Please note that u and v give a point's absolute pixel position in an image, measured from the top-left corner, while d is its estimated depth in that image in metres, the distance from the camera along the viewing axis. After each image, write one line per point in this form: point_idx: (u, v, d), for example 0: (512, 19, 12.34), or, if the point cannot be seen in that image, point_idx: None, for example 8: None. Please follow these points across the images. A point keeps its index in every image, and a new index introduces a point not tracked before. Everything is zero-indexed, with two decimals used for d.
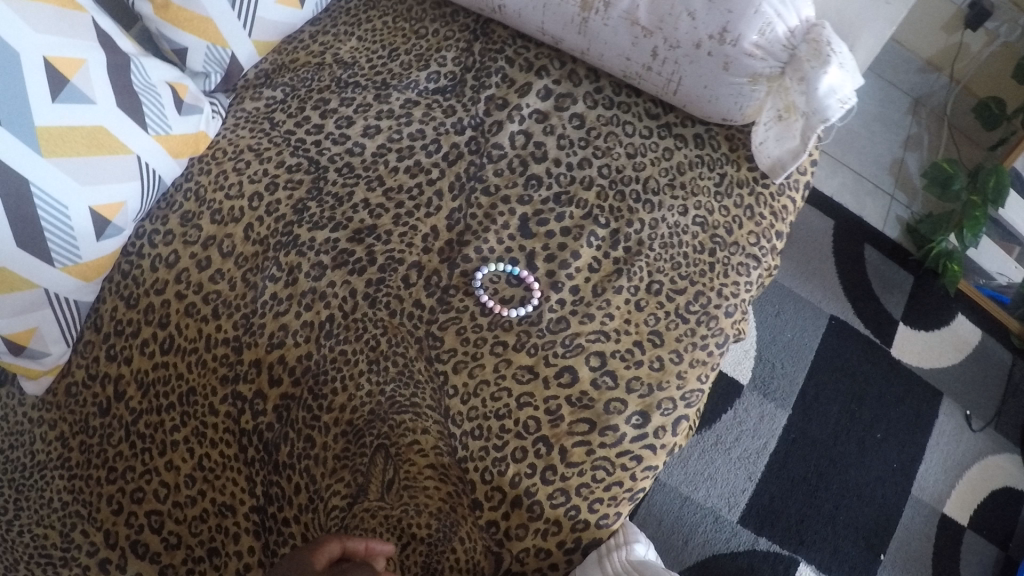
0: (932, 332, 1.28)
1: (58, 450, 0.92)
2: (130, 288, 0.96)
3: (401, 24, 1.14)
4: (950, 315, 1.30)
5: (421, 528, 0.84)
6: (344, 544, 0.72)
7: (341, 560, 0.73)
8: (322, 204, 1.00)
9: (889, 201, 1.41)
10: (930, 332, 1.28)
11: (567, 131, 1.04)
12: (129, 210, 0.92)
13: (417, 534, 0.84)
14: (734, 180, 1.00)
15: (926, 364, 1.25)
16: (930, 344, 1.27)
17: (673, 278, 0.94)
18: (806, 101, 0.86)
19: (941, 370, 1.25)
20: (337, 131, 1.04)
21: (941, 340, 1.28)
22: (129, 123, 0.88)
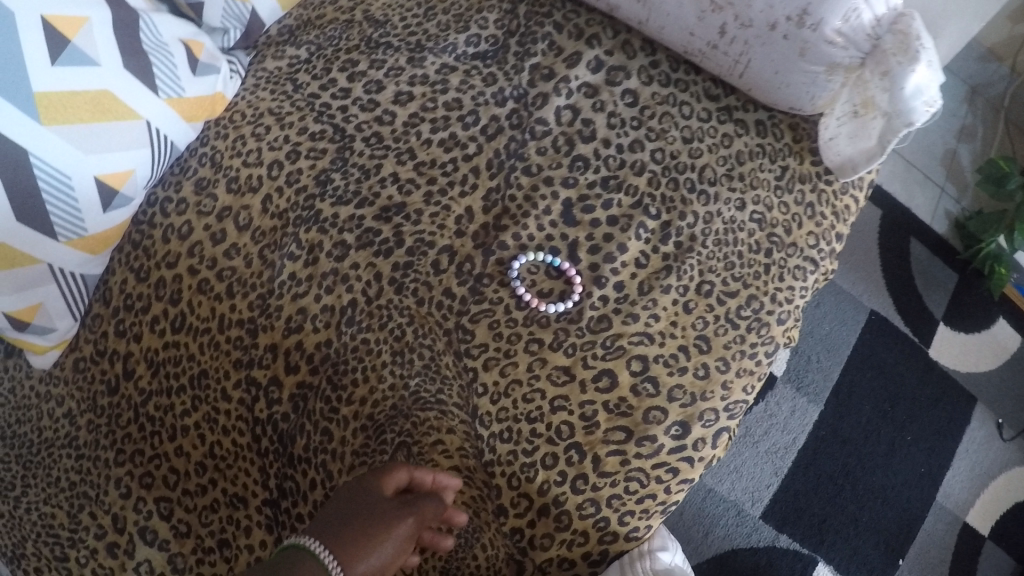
0: (972, 336, 1.24)
1: (65, 429, 0.87)
2: (141, 260, 0.90)
3: None
4: (991, 318, 1.26)
5: None
6: (416, 473, 0.71)
7: (405, 488, 0.71)
8: (348, 176, 0.92)
9: (939, 193, 1.34)
10: (970, 335, 1.24)
11: (618, 108, 0.95)
12: (138, 179, 0.85)
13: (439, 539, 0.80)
14: (796, 174, 0.93)
15: (962, 367, 1.22)
16: (968, 346, 1.23)
17: (725, 279, 0.88)
18: (890, 99, 0.78)
19: (978, 374, 1.22)
20: (367, 97, 0.96)
21: (979, 344, 1.24)
22: (138, 85, 0.80)
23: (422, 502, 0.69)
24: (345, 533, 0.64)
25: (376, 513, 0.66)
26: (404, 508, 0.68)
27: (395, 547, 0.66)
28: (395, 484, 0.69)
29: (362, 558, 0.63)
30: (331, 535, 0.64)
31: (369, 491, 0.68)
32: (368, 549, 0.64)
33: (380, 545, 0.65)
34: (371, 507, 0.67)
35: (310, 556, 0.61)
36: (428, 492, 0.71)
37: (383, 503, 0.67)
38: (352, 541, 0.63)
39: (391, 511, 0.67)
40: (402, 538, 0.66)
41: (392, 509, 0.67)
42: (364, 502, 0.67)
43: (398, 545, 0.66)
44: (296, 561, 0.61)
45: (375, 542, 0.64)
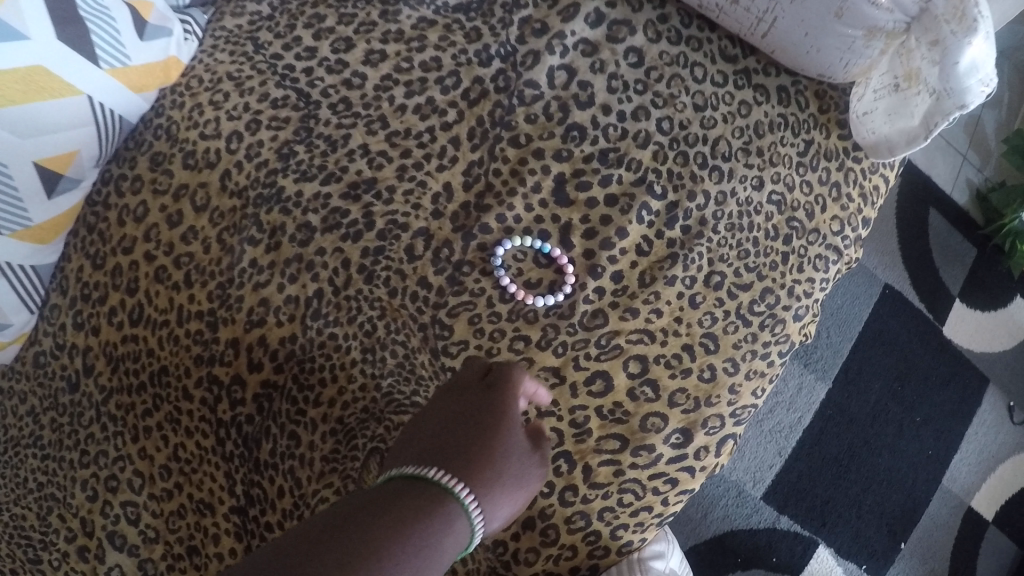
0: (988, 314, 1.17)
1: (30, 427, 0.82)
2: (97, 245, 0.82)
3: None
4: (1009, 296, 1.18)
5: None
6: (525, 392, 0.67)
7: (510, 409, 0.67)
8: (312, 148, 0.83)
9: (960, 161, 1.22)
10: (986, 314, 1.17)
11: (621, 69, 0.84)
12: (84, 159, 0.76)
13: None
14: (821, 150, 0.83)
15: (976, 347, 1.15)
16: (983, 326, 1.16)
17: (737, 270, 0.80)
18: (939, 75, 0.67)
19: (992, 355, 1.15)
20: (334, 57, 0.86)
21: (996, 323, 1.16)
22: (76, 57, 0.70)
23: (528, 439, 0.66)
24: (475, 463, 0.59)
25: (501, 444, 0.62)
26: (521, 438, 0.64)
27: (519, 493, 0.62)
28: (511, 406, 0.64)
29: (496, 500, 0.59)
30: (461, 467, 0.59)
31: (485, 416, 0.63)
32: (501, 490, 0.60)
33: (510, 485, 0.61)
34: (493, 433, 0.62)
35: (448, 491, 0.57)
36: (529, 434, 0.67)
37: (505, 429, 0.63)
38: (485, 477, 0.59)
39: (512, 443, 0.62)
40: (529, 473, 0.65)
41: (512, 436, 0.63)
42: (486, 428, 0.62)
43: (521, 490, 0.62)
44: (431, 494, 0.56)
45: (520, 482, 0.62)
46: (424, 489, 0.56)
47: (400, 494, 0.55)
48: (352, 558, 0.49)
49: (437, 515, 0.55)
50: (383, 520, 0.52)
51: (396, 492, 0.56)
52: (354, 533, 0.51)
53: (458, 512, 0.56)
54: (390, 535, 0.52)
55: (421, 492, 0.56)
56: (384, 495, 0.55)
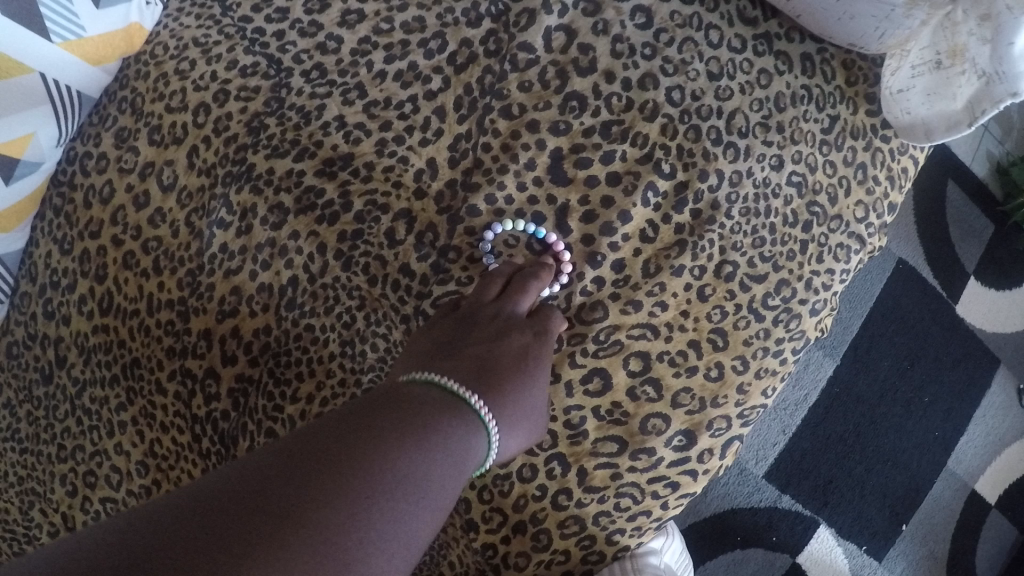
0: (1003, 293, 1.11)
1: (7, 420, 0.80)
2: (63, 229, 0.77)
3: None
4: None
5: None
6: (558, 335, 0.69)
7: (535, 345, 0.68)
8: (284, 121, 0.74)
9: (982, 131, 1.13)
10: (1000, 293, 1.11)
11: (627, 31, 0.74)
12: (43, 141, 0.70)
13: None
14: (847, 127, 0.75)
15: (990, 326, 1.10)
16: (997, 305, 1.11)
17: (751, 260, 0.73)
18: (990, 56, 0.59)
19: (1005, 335, 1.10)
20: (307, 19, 0.77)
21: (1011, 303, 1.11)
22: (24, 31, 0.63)
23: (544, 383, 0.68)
24: (500, 389, 0.60)
25: (527, 381, 0.63)
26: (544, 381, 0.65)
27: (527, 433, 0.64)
28: (543, 350, 0.66)
29: (509, 432, 0.60)
30: (487, 388, 0.59)
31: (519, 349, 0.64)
32: (513, 426, 0.60)
33: (524, 421, 0.62)
34: (521, 369, 0.63)
35: (474, 411, 0.57)
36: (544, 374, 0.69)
37: (532, 368, 0.64)
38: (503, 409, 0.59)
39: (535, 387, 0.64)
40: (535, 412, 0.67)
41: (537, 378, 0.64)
42: (518, 362, 0.63)
43: (529, 433, 0.63)
44: (459, 411, 0.56)
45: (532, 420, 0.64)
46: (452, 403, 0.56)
47: (432, 401, 0.55)
48: (386, 444, 0.48)
49: (462, 432, 0.54)
50: (418, 419, 0.52)
51: (429, 401, 0.55)
52: (390, 422, 0.51)
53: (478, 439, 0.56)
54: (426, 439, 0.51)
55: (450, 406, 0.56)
56: (417, 398, 0.55)
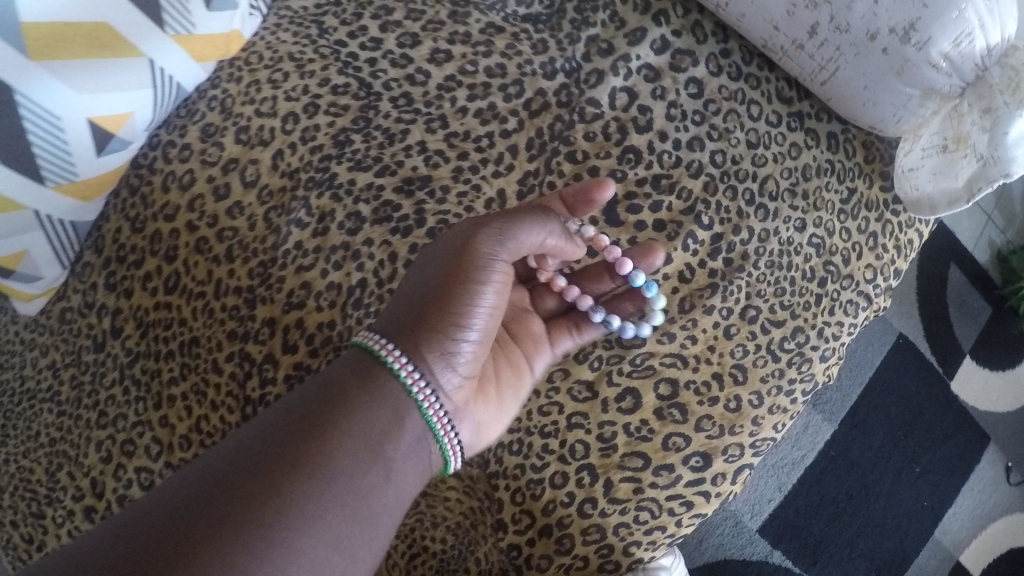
0: (996, 374, 1.18)
1: (48, 381, 0.82)
2: (137, 209, 0.82)
3: None
4: (1018, 358, 1.20)
5: (434, 542, 0.78)
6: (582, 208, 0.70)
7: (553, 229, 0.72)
8: (369, 139, 0.82)
9: (985, 221, 1.26)
10: (993, 373, 1.18)
11: (680, 98, 0.85)
12: (137, 122, 0.76)
13: (429, 547, 0.78)
14: (863, 199, 0.84)
15: (981, 405, 1.17)
16: (989, 384, 1.18)
17: (772, 306, 0.81)
18: (988, 142, 0.69)
19: (996, 414, 1.17)
20: (399, 51, 0.86)
21: (1002, 384, 1.18)
22: (144, 20, 0.70)
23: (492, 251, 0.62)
24: (434, 328, 0.58)
25: (469, 286, 0.59)
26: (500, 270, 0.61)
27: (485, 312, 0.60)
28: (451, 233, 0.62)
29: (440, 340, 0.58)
30: (418, 336, 0.57)
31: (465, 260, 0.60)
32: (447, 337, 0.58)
33: (484, 336, 0.60)
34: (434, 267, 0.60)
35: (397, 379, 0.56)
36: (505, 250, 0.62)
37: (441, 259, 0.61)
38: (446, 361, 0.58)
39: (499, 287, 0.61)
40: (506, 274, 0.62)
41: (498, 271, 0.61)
42: (451, 274, 0.59)
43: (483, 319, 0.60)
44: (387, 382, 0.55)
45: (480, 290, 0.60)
46: (389, 388, 0.55)
47: (363, 379, 0.55)
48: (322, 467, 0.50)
49: (379, 422, 0.54)
50: (359, 414, 0.53)
51: (365, 375, 0.55)
52: (328, 423, 0.52)
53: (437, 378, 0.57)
54: (368, 447, 0.53)
55: (383, 385, 0.55)
56: (345, 371, 0.55)
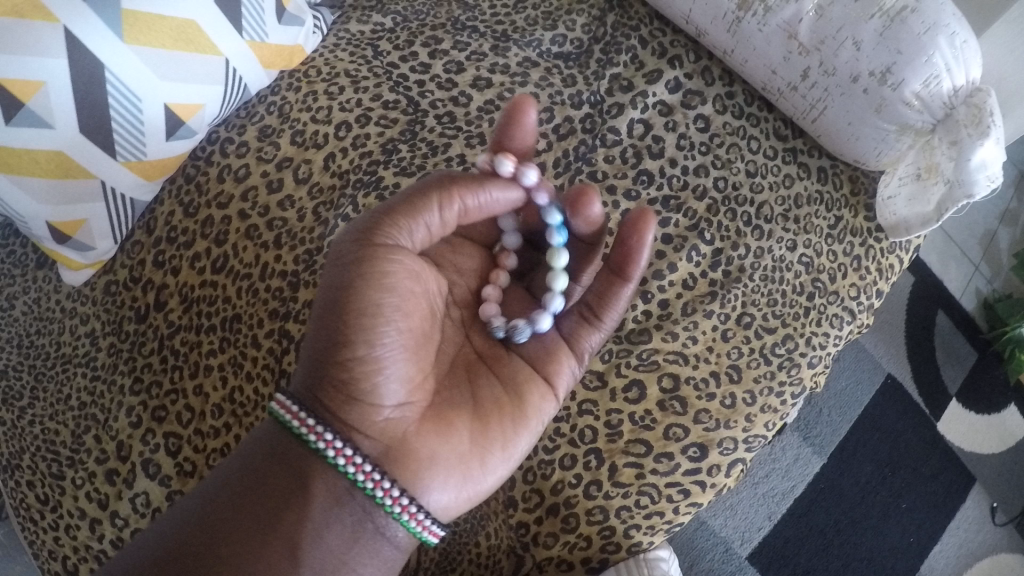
0: (981, 417, 1.24)
1: (86, 348, 0.87)
2: (191, 195, 0.89)
3: None
4: (1002, 403, 1.25)
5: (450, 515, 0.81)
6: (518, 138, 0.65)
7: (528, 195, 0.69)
8: (414, 149, 0.91)
9: (972, 270, 1.35)
10: (978, 415, 1.24)
11: (689, 131, 0.95)
12: (205, 115, 0.85)
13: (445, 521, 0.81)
14: (849, 226, 0.93)
15: (966, 446, 1.21)
16: (976, 426, 1.23)
17: (765, 315, 0.88)
18: (955, 168, 0.79)
19: (983, 455, 1.21)
20: (445, 76, 0.97)
21: (987, 426, 1.23)
22: (224, 23, 0.80)
23: (378, 258, 0.56)
24: (342, 372, 0.55)
25: (359, 319, 0.55)
26: (390, 287, 0.56)
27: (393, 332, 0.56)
28: (337, 263, 0.57)
29: (352, 381, 0.56)
30: (329, 388, 0.56)
31: (343, 276, 0.56)
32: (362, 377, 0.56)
33: (404, 352, 0.57)
34: (326, 304, 0.56)
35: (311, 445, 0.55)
36: (393, 260, 0.57)
37: (328, 295, 0.56)
38: (349, 393, 0.56)
39: (389, 293, 0.56)
40: (405, 290, 0.58)
41: (375, 274, 0.56)
42: (339, 309, 0.55)
43: (398, 345, 0.57)
44: (304, 452, 0.56)
45: (372, 311, 0.55)
46: (296, 450, 0.56)
47: (283, 454, 0.56)
48: (212, 559, 0.52)
49: (302, 495, 0.55)
50: (282, 487, 0.55)
51: (267, 448, 0.57)
52: (257, 497, 0.55)
53: (349, 416, 0.56)
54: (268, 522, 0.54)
55: (287, 451, 0.56)
56: (265, 446, 0.57)
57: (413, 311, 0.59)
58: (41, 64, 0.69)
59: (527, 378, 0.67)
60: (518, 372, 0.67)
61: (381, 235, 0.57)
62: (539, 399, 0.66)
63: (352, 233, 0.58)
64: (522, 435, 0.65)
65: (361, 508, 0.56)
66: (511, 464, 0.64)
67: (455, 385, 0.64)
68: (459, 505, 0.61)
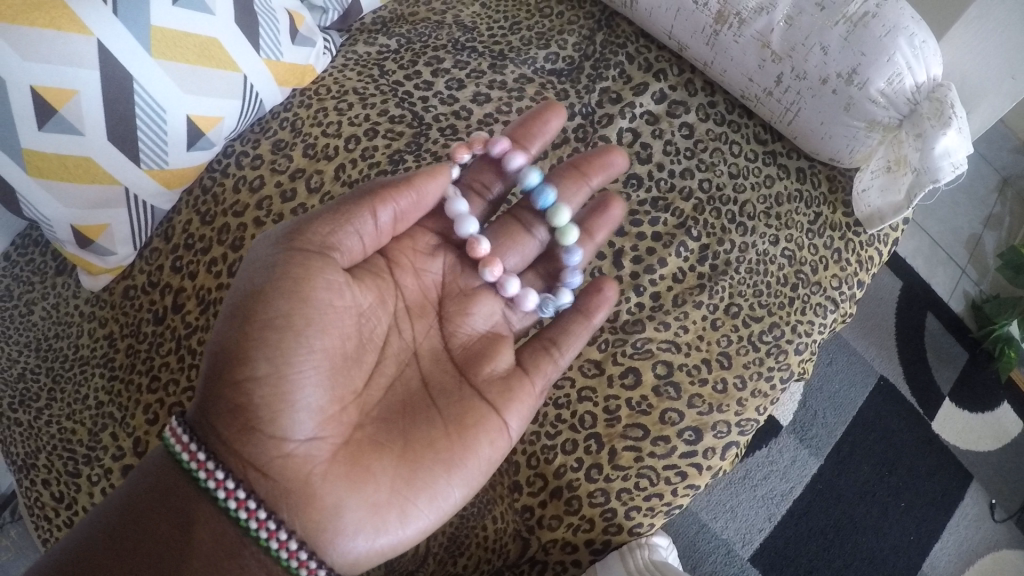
0: (974, 415, 1.26)
1: (104, 349, 0.91)
2: (207, 205, 0.94)
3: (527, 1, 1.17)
4: (995, 401, 1.28)
5: None
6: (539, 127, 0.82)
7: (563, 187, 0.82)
8: (420, 159, 0.97)
9: (959, 273, 1.40)
10: (972, 414, 1.26)
11: (675, 138, 1.01)
12: (224, 127, 0.91)
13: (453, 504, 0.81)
14: (828, 222, 0.99)
15: (961, 443, 1.24)
16: (970, 425, 1.25)
17: (752, 304, 0.93)
18: (921, 157, 0.85)
19: (978, 453, 1.24)
20: (447, 92, 1.04)
21: (981, 425, 1.26)
22: (243, 41, 0.88)
23: (296, 272, 0.59)
24: (249, 398, 0.57)
25: (273, 331, 0.57)
26: (306, 301, 0.59)
27: (309, 353, 0.58)
28: (256, 270, 0.60)
29: (260, 409, 0.57)
30: (234, 417, 0.57)
31: (260, 288, 0.58)
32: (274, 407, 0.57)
33: (322, 379, 0.59)
34: (240, 314, 0.58)
35: (202, 481, 0.57)
36: (312, 271, 0.60)
37: (244, 303, 0.58)
38: (252, 425, 0.57)
39: (307, 307, 0.59)
40: (324, 306, 0.60)
41: (293, 289, 0.58)
42: (253, 319, 0.57)
43: (316, 368, 0.59)
44: (194, 490, 0.58)
45: (287, 324, 0.58)
46: (185, 485, 0.58)
47: (173, 490, 0.58)
48: None
49: (189, 535, 0.57)
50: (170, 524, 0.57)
51: (157, 482, 0.59)
52: (143, 531, 0.56)
53: (249, 451, 0.57)
54: (152, 558, 0.56)
55: (177, 486, 0.58)
56: (160, 479, 0.59)
57: (332, 333, 0.61)
58: (75, 74, 0.75)
59: (467, 421, 0.66)
60: (454, 411, 0.67)
61: (302, 249, 0.60)
62: (481, 442, 0.66)
63: (272, 245, 0.61)
64: (455, 481, 0.64)
65: (256, 561, 0.57)
66: (440, 515, 0.63)
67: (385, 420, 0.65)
68: (372, 559, 0.60)
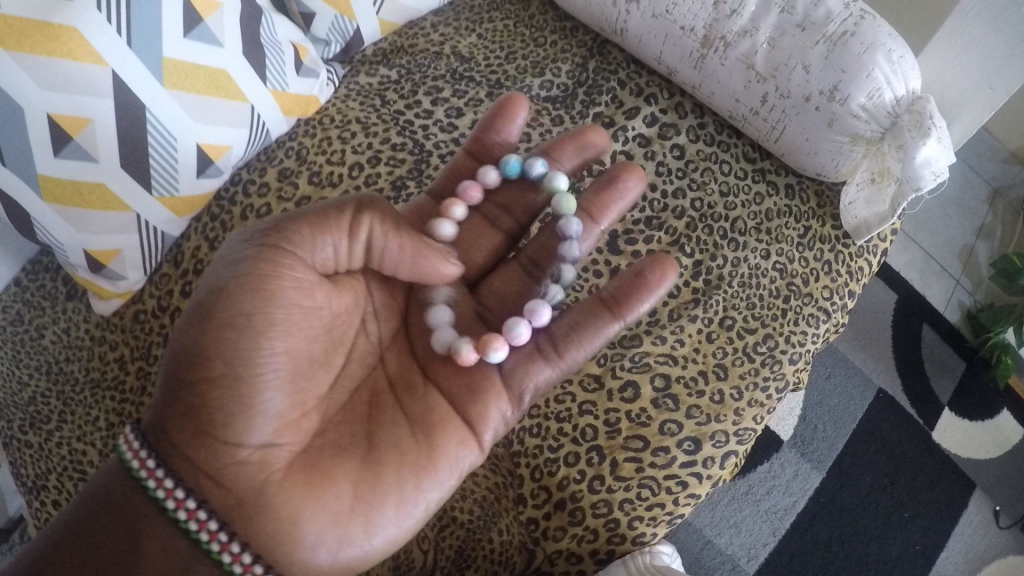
0: (975, 423, 1.27)
1: (115, 372, 0.93)
2: (215, 231, 0.96)
3: (521, 31, 1.21)
4: (995, 408, 1.29)
5: (463, 513, 0.83)
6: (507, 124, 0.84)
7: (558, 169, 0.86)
8: (421, 185, 1.02)
9: (954, 285, 1.42)
10: (972, 422, 1.27)
11: (666, 159, 1.05)
12: (231, 155, 0.94)
13: (458, 518, 0.83)
14: (818, 235, 1.02)
15: (964, 452, 1.24)
16: (971, 433, 1.26)
17: (746, 317, 0.95)
18: (903, 167, 0.89)
19: (981, 461, 1.24)
20: (446, 120, 1.08)
21: (982, 432, 1.26)
22: (251, 73, 0.92)
23: (264, 271, 0.60)
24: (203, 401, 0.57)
25: (236, 332, 0.58)
26: (271, 302, 0.60)
27: (272, 355, 0.59)
28: (224, 270, 0.61)
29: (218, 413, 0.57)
30: (189, 422, 0.58)
31: (227, 287, 0.59)
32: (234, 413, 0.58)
33: (285, 383, 0.60)
34: (206, 312, 0.59)
35: (153, 490, 0.57)
36: (282, 271, 0.61)
37: (210, 301, 0.59)
38: (204, 432, 0.58)
39: (274, 310, 0.60)
40: (291, 306, 0.61)
41: (260, 290, 0.60)
42: (217, 319, 0.58)
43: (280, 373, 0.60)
44: (144, 501, 0.58)
45: (251, 325, 0.59)
46: (136, 496, 0.58)
47: (124, 501, 0.58)
48: None
49: (138, 547, 0.56)
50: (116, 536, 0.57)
51: (108, 495, 0.59)
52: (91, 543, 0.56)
53: (201, 459, 0.58)
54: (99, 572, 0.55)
55: (128, 496, 0.58)
56: (113, 491, 0.59)
57: (298, 337, 0.62)
58: (90, 105, 0.78)
59: (435, 424, 0.67)
60: (422, 417, 0.68)
61: (275, 249, 0.61)
62: (448, 445, 0.67)
63: (244, 245, 0.62)
64: (423, 487, 0.64)
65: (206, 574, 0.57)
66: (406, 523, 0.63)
67: (348, 429, 0.66)
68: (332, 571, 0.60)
